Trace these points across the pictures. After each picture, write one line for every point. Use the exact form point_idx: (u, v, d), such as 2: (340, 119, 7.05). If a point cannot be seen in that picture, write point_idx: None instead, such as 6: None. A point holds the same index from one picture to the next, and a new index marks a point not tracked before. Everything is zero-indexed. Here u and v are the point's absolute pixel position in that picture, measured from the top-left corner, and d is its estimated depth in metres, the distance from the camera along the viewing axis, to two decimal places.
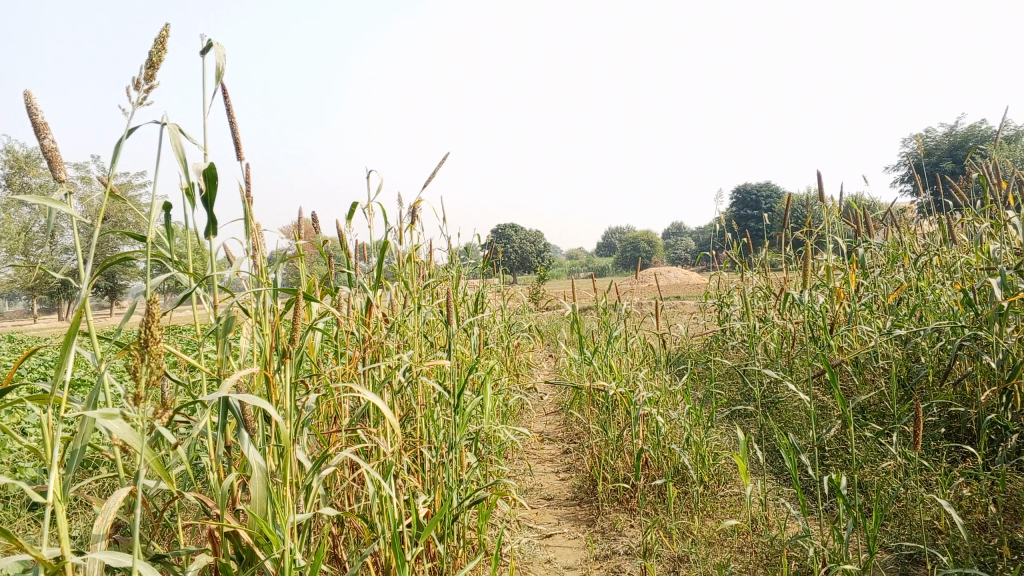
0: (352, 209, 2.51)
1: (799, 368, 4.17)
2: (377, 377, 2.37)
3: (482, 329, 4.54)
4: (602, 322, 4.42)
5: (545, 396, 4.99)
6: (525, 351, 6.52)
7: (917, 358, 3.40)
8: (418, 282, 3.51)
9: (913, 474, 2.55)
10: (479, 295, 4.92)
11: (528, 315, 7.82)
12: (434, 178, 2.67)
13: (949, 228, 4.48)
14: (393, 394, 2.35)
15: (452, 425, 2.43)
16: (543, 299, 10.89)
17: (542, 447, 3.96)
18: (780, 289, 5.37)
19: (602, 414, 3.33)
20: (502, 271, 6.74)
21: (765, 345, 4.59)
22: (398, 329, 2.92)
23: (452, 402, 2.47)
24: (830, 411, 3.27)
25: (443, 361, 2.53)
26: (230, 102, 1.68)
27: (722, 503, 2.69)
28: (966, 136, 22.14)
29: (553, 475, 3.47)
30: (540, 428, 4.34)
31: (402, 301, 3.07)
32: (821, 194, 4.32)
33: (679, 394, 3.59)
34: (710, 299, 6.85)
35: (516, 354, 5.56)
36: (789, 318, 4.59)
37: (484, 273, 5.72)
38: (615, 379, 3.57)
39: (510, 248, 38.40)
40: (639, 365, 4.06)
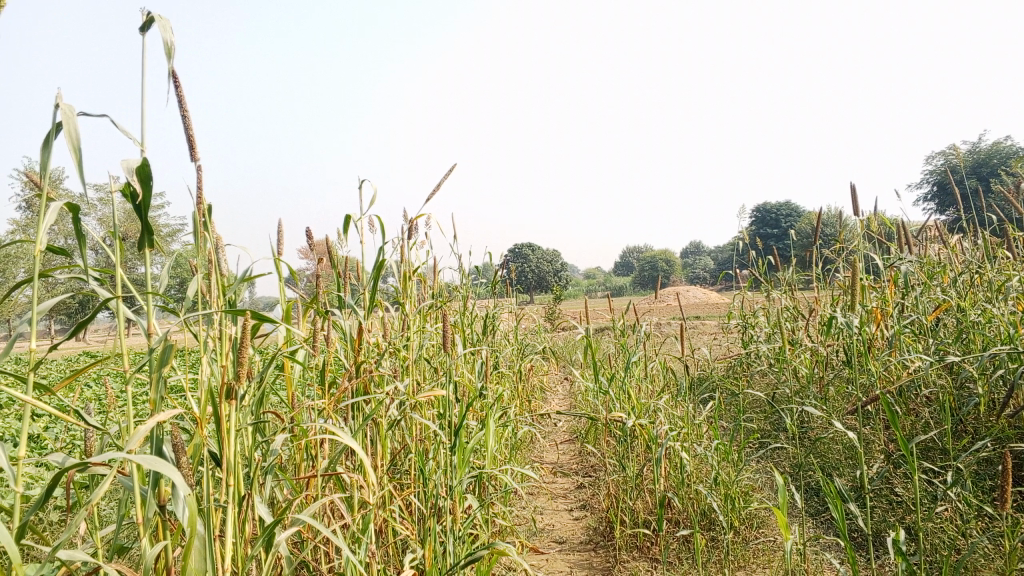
0: (342, 223, 2.25)
1: (832, 396, 3.88)
2: (365, 414, 2.11)
3: (493, 352, 4.28)
4: (619, 345, 4.15)
5: (559, 423, 4.72)
6: (539, 374, 6.25)
7: (964, 387, 3.11)
8: (422, 304, 3.26)
9: (971, 522, 2.26)
10: (490, 317, 4.66)
11: (543, 336, 7.56)
12: (435, 187, 2.38)
13: (990, 247, 4.21)
14: (382, 433, 2.09)
15: (451, 469, 2.18)
16: (558, 320, 10.66)
17: (553, 481, 3.67)
18: (809, 309, 5.07)
19: (619, 448, 3.05)
20: (515, 292, 6.48)
21: (795, 370, 4.30)
22: (396, 357, 2.66)
23: (449, 441, 2.21)
24: (871, 445, 2.98)
25: (442, 396, 2.28)
26: (180, 91, 1.39)
27: (754, 553, 2.41)
28: (991, 152, 21.74)
29: (566, 514, 3.20)
30: (553, 459, 4.06)
31: (401, 325, 2.82)
32: (854, 209, 4.05)
33: (704, 425, 3.31)
34: (734, 319, 6.55)
35: (529, 379, 5.29)
36: (819, 341, 4.30)
37: (496, 292, 5.47)
38: (633, 409, 3.30)
39: (526, 267, 38.13)
40: (659, 392, 3.79)
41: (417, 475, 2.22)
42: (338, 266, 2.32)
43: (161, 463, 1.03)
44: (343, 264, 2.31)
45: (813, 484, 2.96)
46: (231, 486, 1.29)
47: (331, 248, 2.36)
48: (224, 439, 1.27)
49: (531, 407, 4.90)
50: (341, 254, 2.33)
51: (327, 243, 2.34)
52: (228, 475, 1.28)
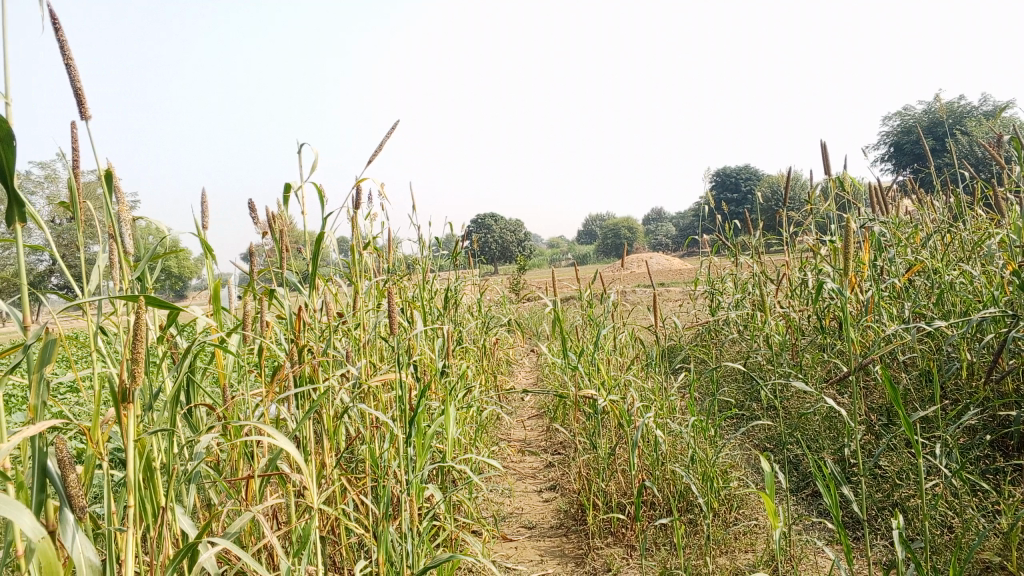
0: (280, 193, 2.03)
1: (806, 364, 3.76)
2: (309, 405, 1.92)
3: (454, 328, 4.10)
4: (587, 317, 3.98)
5: (526, 400, 4.56)
6: (505, 348, 6.08)
7: (945, 353, 3.00)
8: (377, 279, 3.04)
9: (964, 496, 2.15)
10: (451, 291, 4.47)
11: (508, 309, 7.39)
12: (384, 150, 2.16)
13: (963, 205, 4.12)
14: (332, 425, 1.90)
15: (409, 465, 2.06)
16: (523, 291, 10.50)
17: (521, 461, 3.51)
18: (778, 275, 4.96)
19: (590, 426, 2.90)
20: (478, 264, 6.29)
21: (767, 339, 4.18)
22: (349, 338, 2.46)
23: (407, 431, 2.02)
24: (851, 419, 2.85)
25: (396, 381, 2.11)
26: (62, 36, 1.17)
27: (736, 536, 2.27)
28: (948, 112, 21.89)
29: (534, 496, 3.04)
30: (520, 437, 3.91)
31: (352, 302, 2.61)
32: (826, 169, 3.91)
33: (676, 398, 3.17)
34: (701, 286, 6.43)
35: (493, 353, 5.11)
36: (791, 308, 4.17)
37: (458, 265, 5.26)
38: (603, 384, 3.14)
39: (489, 237, 37.82)
40: (629, 364, 3.64)
41: (371, 469, 2.04)
42: (277, 241, 2.11)
43: (7, 503, 0.83)
44: (283, 239, 2.11)
45: (792, 458, 2.83)
46: (133, 508, 1.08)
47: (271, 220, 2.14)
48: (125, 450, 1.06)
49: (498, 383, 4.72)
50: (281, 228, 2.12)
51: (265, 216, 2.12)
52: (131, 494, 1.07)
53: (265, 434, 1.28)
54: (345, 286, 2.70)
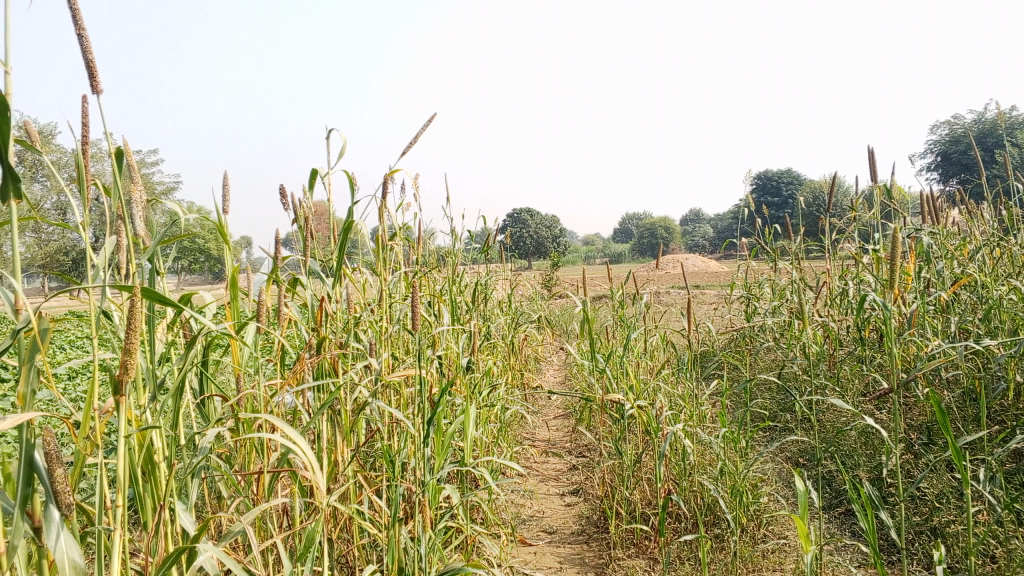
0: (307, 179, 1.98)
1: (844, 376, 3.64)
2: (326, 399, 1.86)
3: (483, 323, 4.03)
4: (618, 317, 3.89)
5: (553, 398, 4.49)
6: (534, 345, 6.01)
7: (991, 372, 2.86)
8: (404, 271, 2.99)
9: (1008, 525, 2.03)
10: (482, 285, 4.40)
11: (540, 305, 7.32)
12: (415, 138, 2.09)
13: (1014, 218, 3.95)
14: (349, 421, 1.84)
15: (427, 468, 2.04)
16: (556, 287, 10.41)
17: (544, 462, 3.44)
18: (818, 282, 4.82)
19: (616, 431, 2.81)
20: (511, 259, 6.22)
21: (805, 348, 4.05)
22: (372, 330, 2.41)
23: (425, 430, 1.96)
24: (890, 437, 2.73)
25: (417, 377, 2.05)
26: (74, 5, 1.12)
27: (764, 554, 2.18)
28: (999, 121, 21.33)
29: (557, 498, 2.97)
30: (545, 436, 3.83)
31: (378, 294, 2.55)
32: (873, 175, 3.77)
33: (706, 406, 3.07)
34: (737, 290, 6.30)
35: (522, 350, 5.05)
36: (830, 317, 4.05)
37: (490, 260, 5.19)
38: (631, 388, 3.06)
39: (524, 231, 37.73)
40: (659, 367, 3.55)
41: (387, 467, 1.98)
42: (302, 229, 2.06)
43: None
44: (308, 227, 2.06)
45: (826, 474, 2.72)
46: (121, 508, 1.02)
47: (296, 206, 2.09)
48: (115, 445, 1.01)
49: (525, 381, 4.65)
50: (307, 215, 2.07)
51: (290, 202, 2.07)
52: (119, 493, 1.02)
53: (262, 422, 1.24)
54: (372, 277, 2.65)
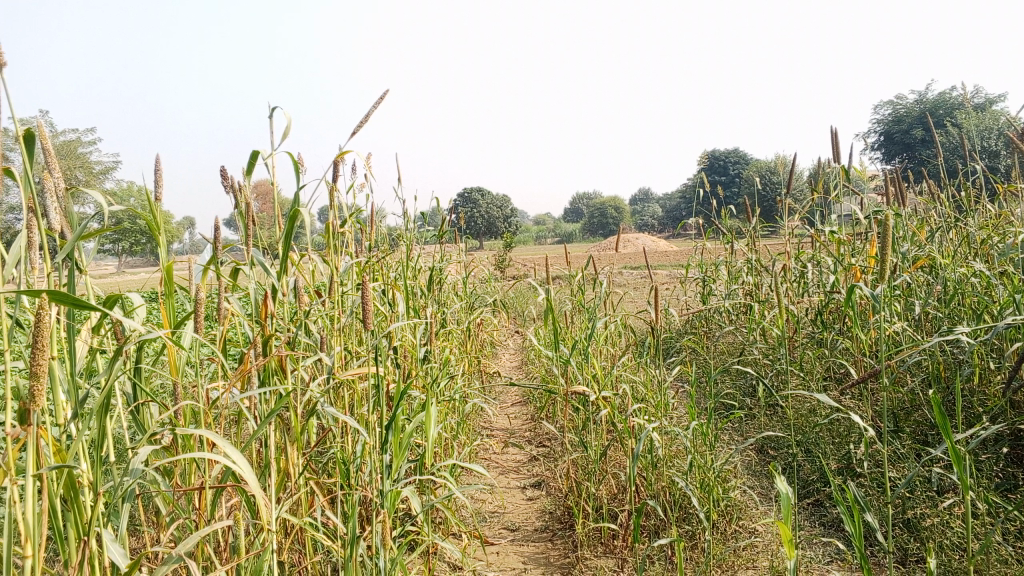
0: (248, 161, 1.81)
1: (806, 361, 3.60)
2: (273, 403, 1.73)
3: (438, 309, 3.89)
4: (578, 302, 3.79)
5: (510, 386, 4.37)
6: (489, 328, 5.89)
7: (956, 359, 2.84)
8: (357, 260, 2.84)
9: (982, 519, 2.00)
10: (437, 269, 4.26)
11: (495, 287, 7.18)
12: (366, 116, 1.92)
13: (972, 200, 3.95)
14: (297, 427, 1.72)
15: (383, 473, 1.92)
16: (509, 268, 10.31)
17: (504, 453, 3.33)
18: (776, 264, 4.79)
19: (580, 423, 2.72)
20: (465, 240, 6.07)
21: (766, 332, 4.00)
22: (323, 323, 2.27)
23: (383, 436, 1.84)
24: (855, 426, 2.70)
25: (371, 377, 1.92)
26: None
27: (735, 551, 2.12)
28: (939, 101, 21.77)
29: (518, 492, 2.87)
30: (503, 426, 3.72)
31: (328, 285, 2.40)
32: (835, 156, 3.72)
33: (670, 394, 2.99)
34: (693, 272, 6.26)
35: (478, 334, 4.92)
36: (790, 301, 4.00)
37: (444, 242, 5.04)
38: (594, 379, 2.96)
39: (475, 211, 37.48)
40: (620, 353, 3.46)
41: (342, 473, 1.86)
42: (244, 216, 1.90)
43: None
44: (250, 214, 1.90)
45: (793, 464, 2.67)
46: (28, 560, 0.87)
47: (237, 190, 1.93)
48: (20, 486, 0.85)
49: (482, 368, 4.53)
50: (249, 200, 1.91)
51: (230, 186, 1.90)
52: (25, 542, 0.86)
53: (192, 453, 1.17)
54: (322, 265, 2.49)
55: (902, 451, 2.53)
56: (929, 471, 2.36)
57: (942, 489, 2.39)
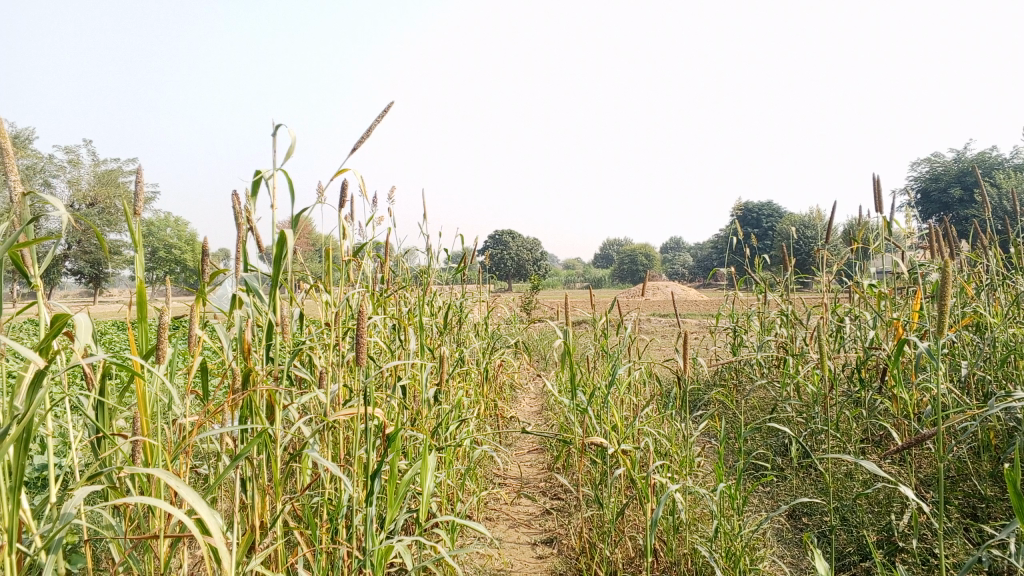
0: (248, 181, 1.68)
1: (842, 421, 3.37)
2: (253, 445, 1.57)
3: (455, 349, 3.72)
4: (600, 348, 3.60)
5: (526, 432, 4.17)
6: (510, 371, 5.69)
7: (1009, 427, 2.61)
8: (367, 294, 2.69)
9: None
10: (456, 307, 4.09)
11: (518, 328, 7.00)
12: (372, 134, 1.78)
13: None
14: (276, 472, 1.55)
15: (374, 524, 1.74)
16: (534, 310, 10.12)
17: (515, 504, 3.13)
18: (810, 317, 4.57)
19: (597, 478, 2.53)
20: (489, 279, 5.91)
21: (800, 387, 3.77)
22: (323, 358, 2.11)
23: (373, 486, 1.67)
24: (897, 496, 2.47)
25: (365, 417, 1.76)
26: None
27: None
28: (978, 158, 21.41)
29: (527, 549, 2.66)
30: (517, 475, 3.52)
31: (331, 317, 2.25)
32: (877, 204, 3.53)
33: (695, 450, 2.78)
34: (724, 321, 6.02)
35: (496, 377, 4.73)
36: (825, 355, 3.78)
37: (467, 281, 4.88)
38: (613, 430, 2.77)
39: (504, 253, 37.39)
40: (644, 404, 3.26)
41: (328, 525, 1.69)
42: (241, 238, 1.76)
43: None
44: (248, 236, 1.76)
45: (828, 534, 2.45)
46: None
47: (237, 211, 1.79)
48: None
49: (499, 412, 4.34)
50: (246, 222, 1.77)
51: (230, 206, 1.78)
52: None
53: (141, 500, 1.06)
54: (326, 296, 2.34)
55: (948, 525, 2.30)
56: (981, 552, 2.14)
57: (994, 571, 2.16)
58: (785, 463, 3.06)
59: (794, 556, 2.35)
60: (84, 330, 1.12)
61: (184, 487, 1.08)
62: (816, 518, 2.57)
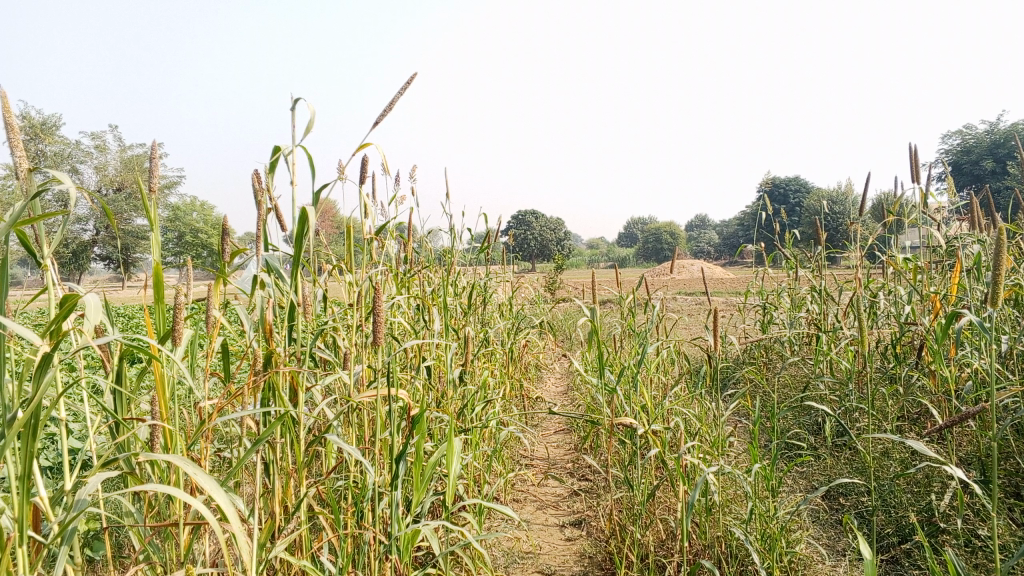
0: (267, 158, 1.63)
1: (878, 400, 3.28)
2: (276, 430, 1.53)
3: (479, 329, 3.67)
4: (627, 326, 3.54)
5: (552, 412, 4.12)
6: (535, 351, 5.64)
7: None
8: (392, 273, 2.65)
9: None
10: (480, 286, 4.04)
11: (541, 308, 6.95)
12: (394, 107, 1.73)
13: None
14: (298, 456, 1.51)
15: (401, 509, 1.70)
16: (557, 290, 10.07)
17: (542, 486, 3.08)
18: (842, 293, 4.47)
19: (626, 459, 2.47)
20: (512, 259, 5.86)
21: (832, 365, 3.69)
22: (345, 338, 2.06)
23: (398, 471, 1.62)
24: (938, 476, 2.39)
25: (389, 399, 1.72)
26: None
27: None
28: (1010, 130, 20.94)
29: (556, 531, 2.62)
30: (544, 455, 3.48)
31: (356, 298, 2.20)
32: (913, 176, 3.42)
33: (726, 429, 2.72)
34: (752, 299, 5.92)
35: (521, 357, 4.68)
36: (859, 332, 3.70)
37: (490, 261, 4.83)
38: (642, 410, 2.71)
39: (528, 234, 37.31)
40: (672, 383, 3.19)
41: (353, 512, 1.65)
42: (260, 217, 1.71)
43: None
44: (267, 215, 1.71)
45: (866, 516, 2.38)
46: None
47: (256, 189, 1.74)
48: None
49: (525, 392, 4.30)
50: (266, 200, 1.72)
51: (250, 184, 1.73)
52: None
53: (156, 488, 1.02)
54: (347, 276, 2.30)
55: (992, 505, 2.21)
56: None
57: None
58: (819, 442, 2.98)
59: (830, 538, 2.28)
60: (93, 311, 1.09)
61: (201, 474, 1.03)
62: (853, 498, 2.50)
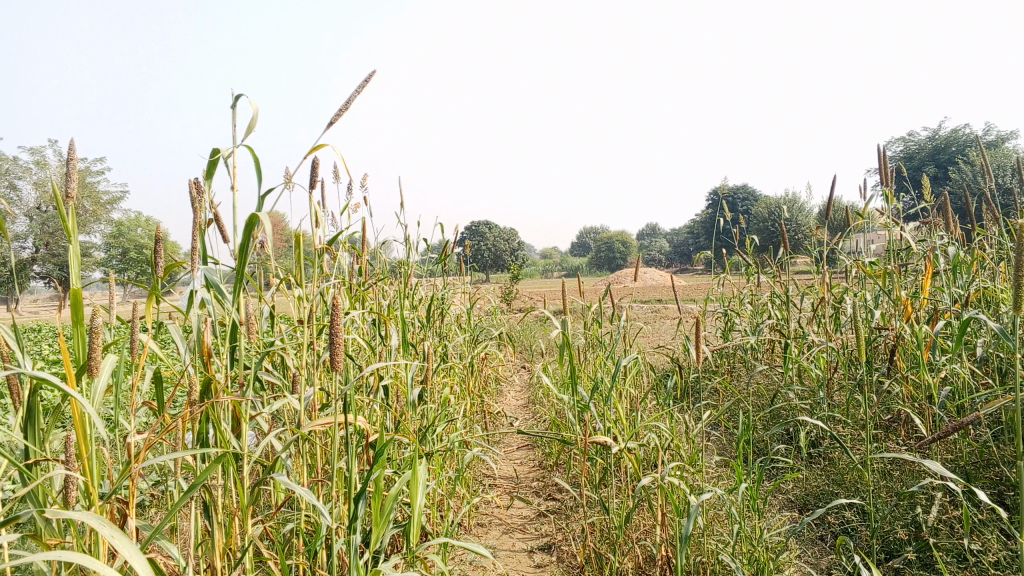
0: (204, 161, 1.46)
1: (850, 409, 3.20)
2: (217, 467, 1.35)
3: (438, 344, 3.51)
4: (592, 338, 3.41)
5: (516, 429, 3.96)
6: (494, 364, 5.47)
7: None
8: (345, 288, 2.47)
9: None
10: (438, 299, 3.87)
11: (500, 320, 6.78)
12: (347, 108, 1.57)
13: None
14: (242, 496, 1.34)
15: (358, 549, 1.53)
16: (514, 300, 9.93)
17: (509, 509, 2.92)
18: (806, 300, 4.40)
19: (598, 480, 2.33)
20: (469, 270, 5.69)
21: (801, 372, 3.60)
22: (295, 359, 1.88)
23: (355, 507, 1.46)
24: (922, 488, 2.30)
25: (344, 428, 1.55)
26: None
27: None
28: (951, 137, 21.46)
29: (525, 557, 2.46)
30: (508, 474, 3.32)
31: (307, 315, 2.03)
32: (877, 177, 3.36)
33: (700, 444, 2.59)
34: (712, 306, 5.85)
35: (482, 371, 4.51)
36: (827, 339, 3.62)
37: (448, 272, 4.65)
38: (612, 427, 2.58)
39: (482, 245, 37.17)
40: (641, 396, 3.07)
41: (306, 554, 1.47)
42: (198, 228, 1.53)
43: None
44: (207, 225, 1.53)
45: (850, 533, 2.27)
46: None
47: (194, 197, 1.56)
48: None
49: (485, 408, 4.12)
50: (204, 209, 1.54)
51: (187, 192, 1.55)
52: None
53: (66, 558, 0.86)
54: (297, 292, 2.11)
55: (981, 517, 2.10)
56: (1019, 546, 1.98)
57: None
58: (793, 454, 2.88)
59: (815, 558, 2.16)
60: None
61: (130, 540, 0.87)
62: (834, 514, 2.39)
